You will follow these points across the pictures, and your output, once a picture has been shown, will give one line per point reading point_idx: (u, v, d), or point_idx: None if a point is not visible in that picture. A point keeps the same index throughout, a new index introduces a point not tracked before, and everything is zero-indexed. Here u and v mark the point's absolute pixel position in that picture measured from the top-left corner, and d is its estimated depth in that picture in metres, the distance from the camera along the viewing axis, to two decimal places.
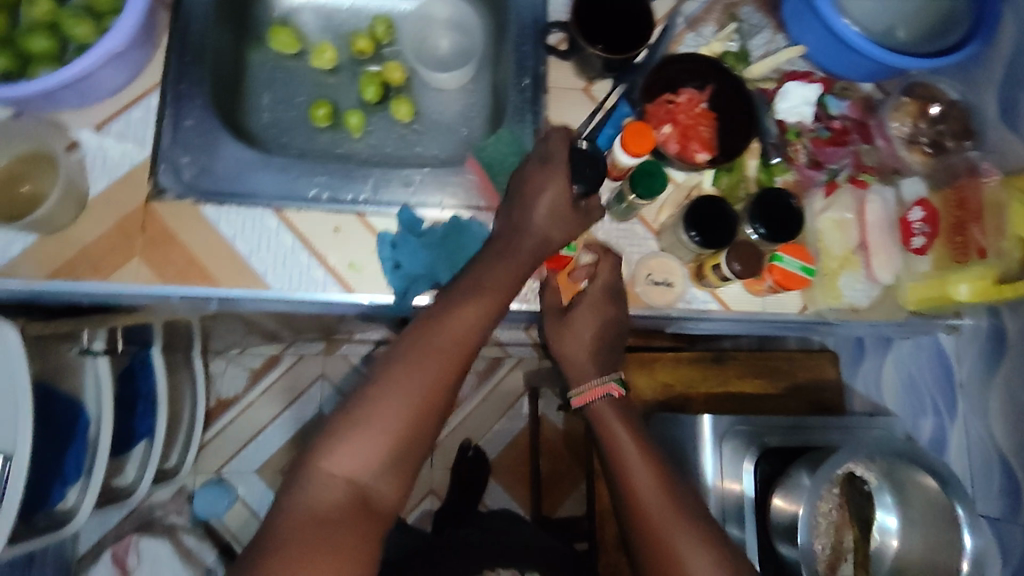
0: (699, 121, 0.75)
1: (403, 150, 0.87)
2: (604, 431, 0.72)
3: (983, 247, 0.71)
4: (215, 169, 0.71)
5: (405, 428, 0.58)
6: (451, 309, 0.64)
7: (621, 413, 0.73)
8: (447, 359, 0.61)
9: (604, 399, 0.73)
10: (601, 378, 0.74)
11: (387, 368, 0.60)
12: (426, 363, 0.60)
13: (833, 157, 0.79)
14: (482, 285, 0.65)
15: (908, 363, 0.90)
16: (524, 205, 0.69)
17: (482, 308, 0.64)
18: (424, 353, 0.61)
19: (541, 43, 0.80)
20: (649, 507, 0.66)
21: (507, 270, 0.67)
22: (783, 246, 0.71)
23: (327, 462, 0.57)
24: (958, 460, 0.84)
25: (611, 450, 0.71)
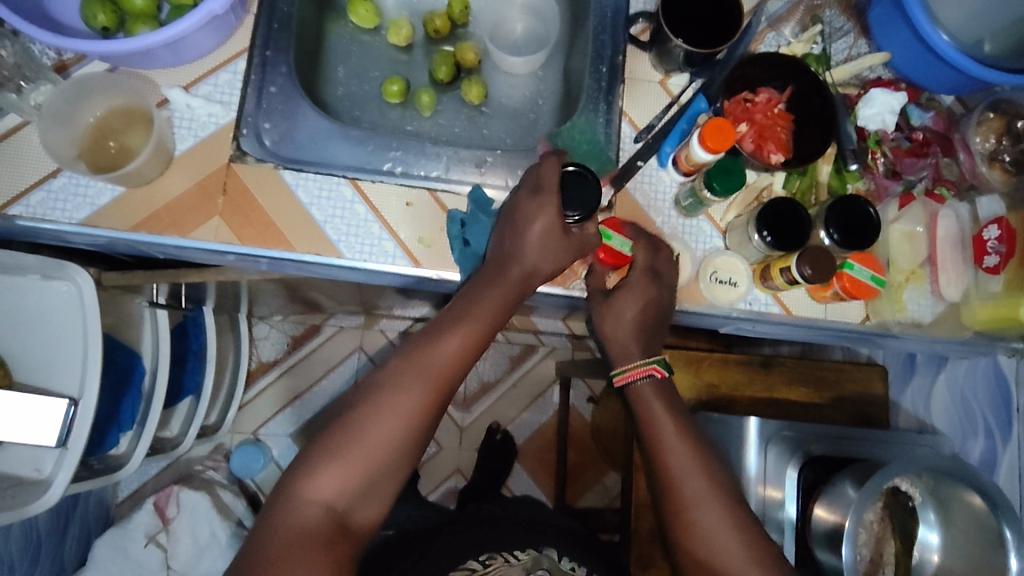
0: (777, 122, 0.74)
1: (471, 132, 0.88)
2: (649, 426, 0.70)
3: None
4: (296, 137, 0.73)
5: (376, 460, 0.60)
6: (434, 341, 0.63)
7: (667, 406, 0.71)
8: (423, 393, 0.61)
9: (645, 380, 0.71)
10: (643, 360, 0.72)
11: (369, 398, 0.61)
12: (400, 398, 0.61)
13: (912, 169, 0.77)
14: (466, 316, 0.65)
15: (961, 382, 0.89)
16: (516, 230, 0.67)
17: (466, 339, 0.64)
18: (399, 385, 0.61)
19: (621, 32, 0.79)
20: (693, 502, 0.66)
21: (498, 298, 0.66)
22: (853, 257, 0.71)
23: (309, 485, 0.58)
24: (1007, 481, 0.86)
25: (654, 453, 0.69)
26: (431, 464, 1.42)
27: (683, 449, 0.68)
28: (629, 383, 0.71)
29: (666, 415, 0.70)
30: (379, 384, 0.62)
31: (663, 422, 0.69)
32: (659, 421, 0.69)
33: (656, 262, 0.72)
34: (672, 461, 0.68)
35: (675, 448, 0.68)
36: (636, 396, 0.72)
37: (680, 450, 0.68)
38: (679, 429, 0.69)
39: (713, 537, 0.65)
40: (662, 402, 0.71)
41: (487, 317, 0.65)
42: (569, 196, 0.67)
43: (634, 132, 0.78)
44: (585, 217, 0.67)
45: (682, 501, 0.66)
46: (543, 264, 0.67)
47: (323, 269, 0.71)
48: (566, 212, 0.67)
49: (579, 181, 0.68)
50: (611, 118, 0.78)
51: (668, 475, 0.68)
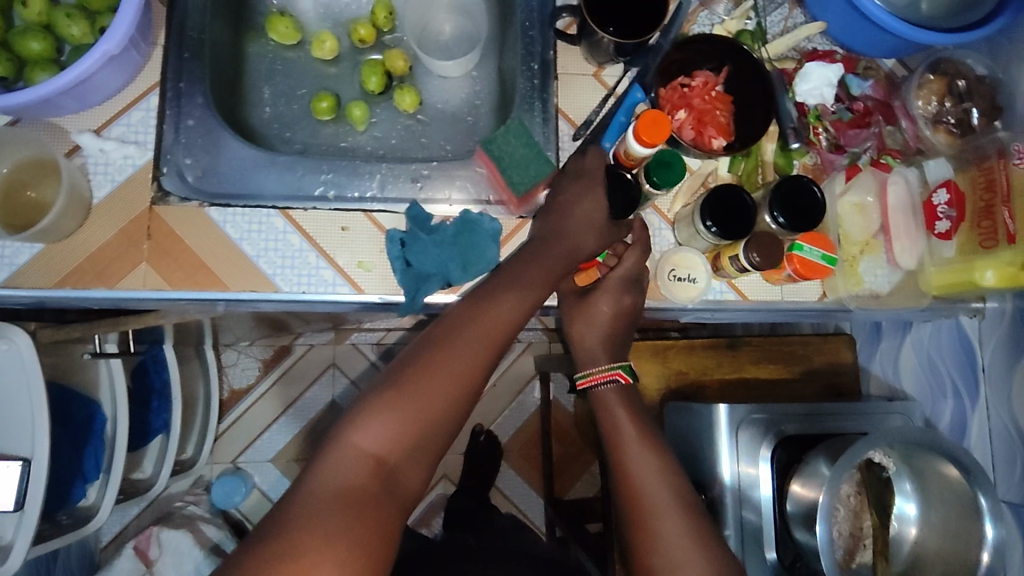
0: (716, 105, 0.73)
1: (408, 142, 0.85)
2: (611, 428, 0.70)
3: (1012, 232, 0.67)
4: (220, 169, 0.70)
5: (429, 418, 0.56)
6: (487, 303, 0.63)
7: (624, 401, 0.71)
8: (478, 352, 0.60)
9: (609, 385, 0.71)
10: (608, 364, 0.72)
11: (422, 354, 0.59)
12: (459, 354, 0.59)
13: (855, 140, 0.77)
14: (516, 284, 0.64)
15: (927, 346, 0.86)
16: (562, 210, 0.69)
17: (516, 306, 0.63)
18: (455, 342, 0.60)
19: (549, 27, 0.77)
20: (654, 511, 0.64)
21: (541, 271, 0.66)
22: (804, 236, 0.69)
23: (352, 443, 0.54)
24: (979, 446, 0.80)
25: (616, 460, 0.68)
26: None
27: (653, 458, 0.67)
28: (593, 385, 0.72)
29: (628, 419, 0.70)
30: (436, 341, 0.60)
31: (628, 432, 0.69)
32: (625, 428, 0.69)
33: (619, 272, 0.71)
34: (637, 474, 0.66)
35: (641, 463, 0.67)
36: (601, 403, 0.72)
37: (646, 464, 0.67)
38: (644, 439, 0.68)
39: (672, 550, 0.62)
40: (626, 411, 0.70)
41: (531, 290, 0.64)
42: (614, 194, 0.68)
43: (573, 129, 0.76)
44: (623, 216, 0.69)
45: (644, 509, 0.65)
46: (570, 250, 0.68)
47: (260, 304, 0.69)
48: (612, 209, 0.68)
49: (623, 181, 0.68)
50: (546, 117, 0.75)
51: (626, 476, 0.67)
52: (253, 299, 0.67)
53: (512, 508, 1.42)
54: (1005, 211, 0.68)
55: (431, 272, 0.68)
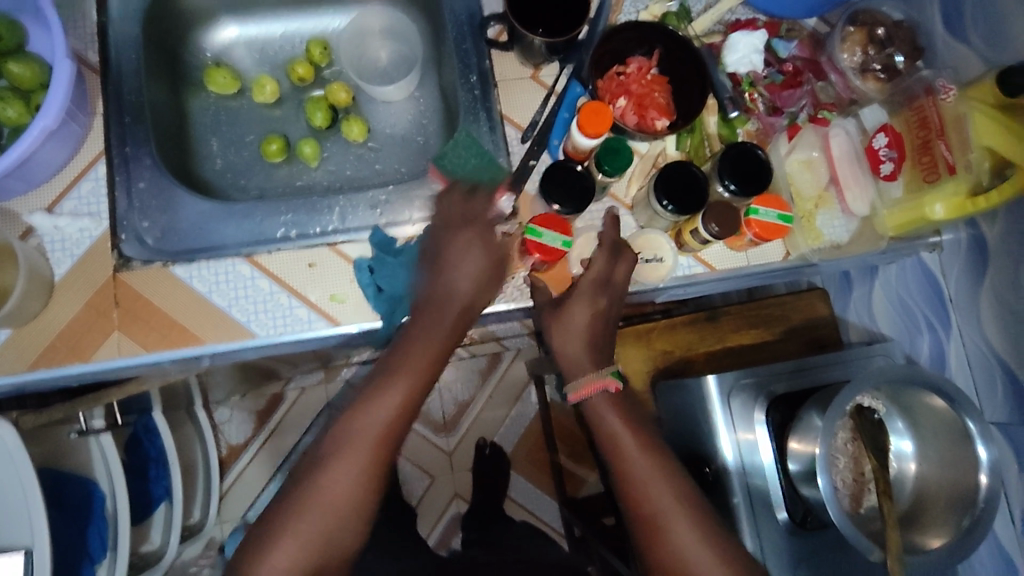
0: (653, 87, 0.74)
1: (363, 170, 0.86)
2: (608, 436, 0.69)
3: (952, 163, 0.70)
4: (179, 227, 0.71)
5: (331, 526, 0.59)
6: (376, 392, 0.63)
7: (617, 406, 0.70)
8: (369, 448, 0.61)
9: (602, 394, 0.70)
10: (598, 372, 0.70)
11: (317, 463, 0.61)
12: (377, 417, 0.62)
13: (790, 101, 0.79)
14: (401, 364, 0.64)
15: (895, 287, 0.88)
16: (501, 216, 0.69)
17: (406, 386, 0.63)
18: (347, 443, 0.61)
19: (481, 38, 0.79)
20: (660, 518, 0.65)
21: (433, 337, 0.65)
22: (758, 199, 0.71)
23: (267, 558, 0.57)
24: (960, 374, 0.81)
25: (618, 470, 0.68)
26: (426, 498, 1.38)
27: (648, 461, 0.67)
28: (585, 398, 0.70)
29: (624, 424, 0.69)
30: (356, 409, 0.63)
31: (625, 441, 0.68)
32: (621, 437, 0.68)
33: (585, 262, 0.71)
34: (637, 482, 0.67)
35: (638, 469, 0.67)
36: (592, 411, 0.71)
37: (647, 475, 0.66)
38: (641, 443, 0.68)
39: (692, 552, 0.63)
40: (619, 414, 0.70)
41: (420, 365, 0.64)
42: (559, 188, 0.70)
43: (520, 132, 0.77)
44: (567, 212, 0.70)
45: (650, 518, 0.65)
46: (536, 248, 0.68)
47: (239, 352, 0.69)
48: (553, 203, 0.70)
49: (571, 175, 0.70)
50: (493, 124, 0.77)
51: (632, 487, 0.67)
52: (231, 348, 0.67)
53: (523, 513, 1.40)
54: (941, 146, 0.71)
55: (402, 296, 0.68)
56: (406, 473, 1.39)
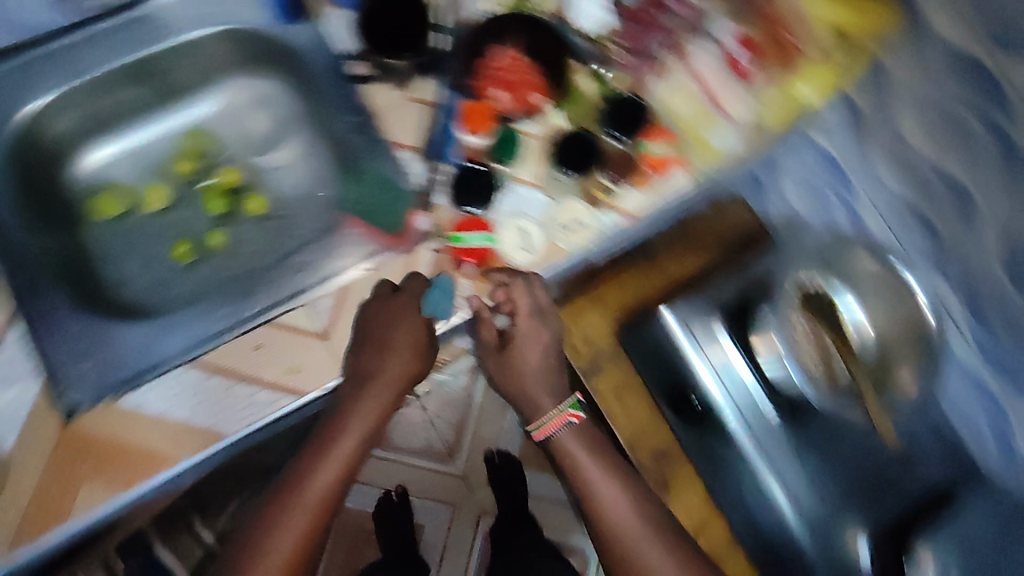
0: (522, 70, 0.77)
1: (277, 241, 0.84)
2: (573, 467, 0.77)
3: (800, 45, 0.76)
4: (115, 360, 0.68)
5: None
6: (317, 458, 0.69)
7: (581, 440, 0.77)
8: (307, 508, 0.67)
9: (564, 428, 0.77)
10: (557, 408, 0.77)
11: (257, 530, 0.66)
12: (325, 467, 0.69)
13: (646, 42, 0.80)
14: (344, 428, 0.70)
15: (802, 172, 0.94)
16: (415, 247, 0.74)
17: (348, 448, 0.70)
18: (286, 508, 0.67)
19: (345, 77, 0.79)
20: (629, 536, 0.74)
21: (374, 399, 0.70)
22: (645, 136, 0.78)
23: None
24: (880, 229, 0.86)
25: (584, 492, 0.76)
26: (454, 528, 1.39)
27: (610, 482, 0.75)
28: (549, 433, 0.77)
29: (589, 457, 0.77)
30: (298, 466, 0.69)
31: (588, 469, 0.76)
32: (589, 471, 0.76)
33: (511, 251, 0.75)
34: (605, 500, 0.75)
35: (607, 495, 0.75)
36: (556, 444, 0.77)
37: (619, 500, 0.75)
38: (609, 472, 0.76)
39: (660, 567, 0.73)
40: (581, 440, 0.77)
41: (363, 426, 0.70)
42: (467, 192, 0.74)
43: (416, 152, 0.78)
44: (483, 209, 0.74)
45: (617, 537, 0.74)
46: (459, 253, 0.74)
47: (214, 456, 0.68)
48: (465, 207, 0.74)
49: (477, 176, 0.74)
50: (385, 154, 0.77)
51: (598, 510, 0.75)
52: (205, 456, 0.66)
53: (550, 506, 1.42)
54: (790, 37, 0.76)
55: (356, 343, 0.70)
56: (427, 510, 1.39)
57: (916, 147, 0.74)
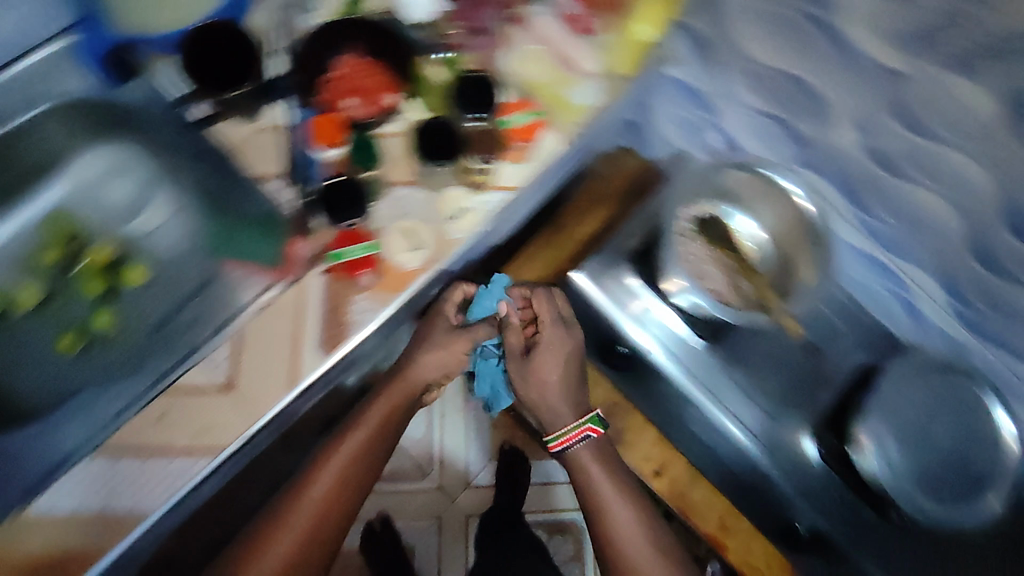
0: (365, 72, 0.74)
1: (164, 310, 0.78)
2: (586, 484, 0.86)
3: None
4: (12, 470, 0.65)
5: None
6: (310, 478, 0.77)
7: (595, 457, 0.86)
8: (303, 518, 0.74)
9: (581, 443, 0.86)
10: (575, 422, 0.85)
11: (250, 541, 0.73)
12: (318, 487, 0.76)
13: (479, 19, 0.78)
14: (339, 449, 0.79)
15: (671, 109, 0.96)
16: (302, 273, 0.71)
17: (341, 467, 0.78)
18: (282, 521, 0.74)
19: (187, 123, 0.76)
20: (623, 540, 0.83)
21: (368, 423, 0.81)
22: (503, 112, 0.77)
23: None
24: (751, 144, 0.88)
25: (590, 501, 0.85)
26: (445, 538, 1.40)
27: (620, 503, 0.84)
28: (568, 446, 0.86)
29: (601, 477, 0.85)
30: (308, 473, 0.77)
31: (598, 486, 0.85)
32: (602, 491, 0.84)
33: (402, 253, 0.72)
34: (615, 513, 0.84)
35: (616, 510, 0.84)
36: (575, 461, 0.87)
37: (622, 513, 0.84)
38: (619, 491, 0.85)
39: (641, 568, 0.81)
40: (599, 462, 0.86)
41: (358, 449, 0.79)
42: (337, 205, 0.70)
43: (280, 179, 0.74)
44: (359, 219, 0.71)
45: (614, 544, 0.83)
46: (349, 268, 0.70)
47: (144, 538, 0.64)
48: (341, 222, 0.70)
49: (341, 188, 0.70)
50: (250, 188, 0.74)
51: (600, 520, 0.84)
52: (132, 540, 0.62)
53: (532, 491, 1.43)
54: None
55: (265, 383, 0.67)
56: (413, 529, 1.40)
57: (760, 61, 0.77)
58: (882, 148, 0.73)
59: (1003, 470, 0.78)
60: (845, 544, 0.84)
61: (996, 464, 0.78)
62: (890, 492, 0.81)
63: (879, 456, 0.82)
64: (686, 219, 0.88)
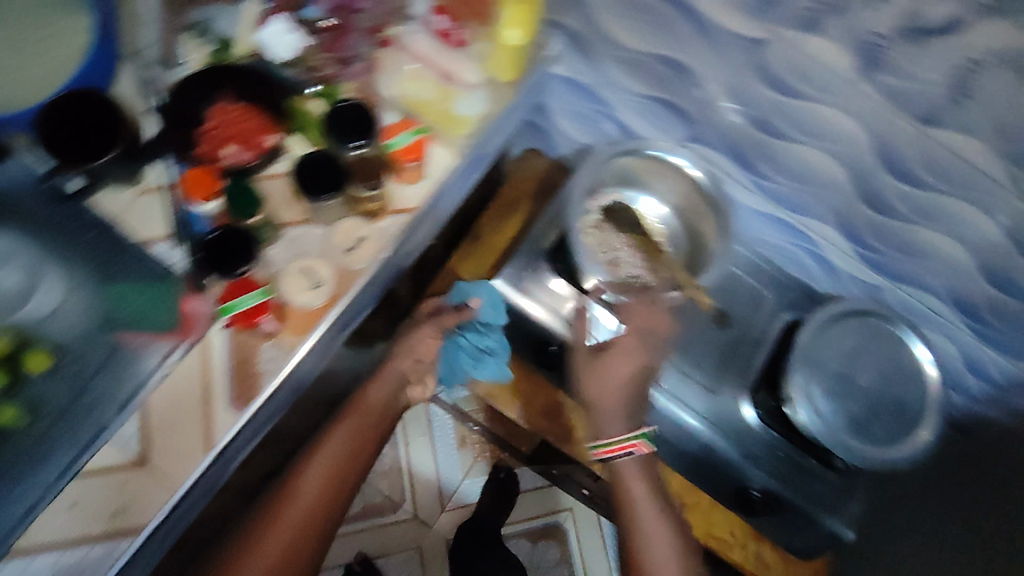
0: (243, 118, 0.72)
1: (79, 402, 0.67)
2: (622, 489, 0.81)
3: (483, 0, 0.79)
4: None
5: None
6: (303, 472, 0.76)
7: (639, 469, 0.81)
8: (302, 508, 0.72)
9: (627, 456, 0.80)
10: (629, 434, 0.79)
11: (246, 538, 0.70)
12: (311, 480, 0.75)
13: (349, 47, 0.77)
14: (328, 443, 0.79)
15: (566, 106, 0.97)
16: (200, 334, 0.69)
17: (331, 460, 0.77)
18: (279, 513, 0.72)
19: (56, 196, 0.69)
20: (652, 548, 0.76)
21: (359, 420, 0.83)
22: (386, 137, 0.75)
23: None
24: (643, 127, 0.90)
25: (625, 507, 0.79)
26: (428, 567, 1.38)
27: (658, 521, 0.78)
28: (613, 456, 0.80)
29: (639, 483, 0.80)
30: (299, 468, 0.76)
31: (635, 492, 0.80)
32: (638, 496, 0.79)
33: (300, 295, 0.70)
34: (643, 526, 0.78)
35: (649, 527, 0.77)
36: (620, 470, 0.81)
37: (648, 516, 0.78)
38: (653, 498, 0.80)
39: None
40: (641, 474, 0.81)
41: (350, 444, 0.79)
42: (220, 257, 0.67)
43: (172, 240, 0.72)
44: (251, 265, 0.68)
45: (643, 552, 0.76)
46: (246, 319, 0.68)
47: None
48: (232, 271, 0.67)
49: (223, 238, 0.67)
50: (139, 255, 0.71)
51: (633, 527, 0.78)
52: None
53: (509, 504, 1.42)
54: None
55: (178, 452, 0.66)
56: (394, 564, 1.38)
57: (629, 49, 0.78)
58: (760, 115, 0.75)
59: (925, 397, 0.80)
60: (804, 505, 0.86)
61: (918, 391, 0.80)
62: (828, 445, 0.77)
63: (810, 409, 0.78)
64: (595, 210, 0.89)
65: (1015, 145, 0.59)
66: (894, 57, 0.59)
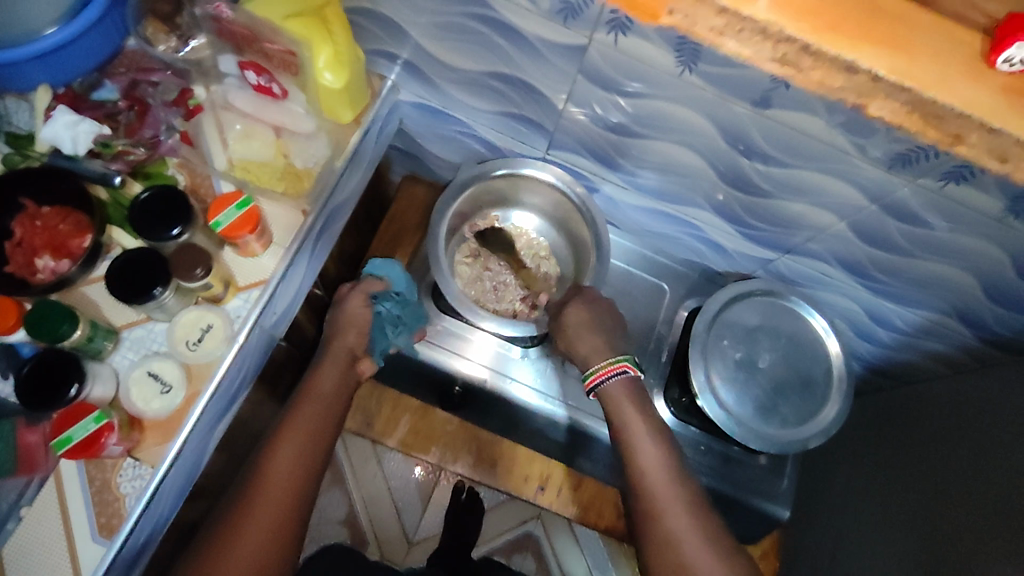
0: (50, 223, 0.66)
1: None
2: (619, 422, 0.71)
3: (287, 49, 0.67)
4: None
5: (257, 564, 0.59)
6: (277, 444, 0.66)
7: (632, 395, 0.73)
8: (282, 484, 0.63)
9: (617, 378, 0.73)
10: (613, 356, 0.74)
11: (220, 526, 0.61)
12: (289, 450, 0.65)
13: (157, 124, 0.71)
14: (300, 414, 0.69)
15: (426, 128, 0.91)
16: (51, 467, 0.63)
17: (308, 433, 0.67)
18: (259, 494, 0.62)
19: None
20: (666, 503, 0.65)
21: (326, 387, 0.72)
22: (210, 216, 0.67)
23: None
24: (502, 141, 0.87)
25: (626, 446, 0.70)
26: None
27: (662, 457, 0.68)
28: (601, 381, 0.73)
29: (638, 416, 0.71)
30: (247, 507, 0.61)
31: (639, 438, 0.69)
32: (640, 436, 0.69)
33: (152, 402, 0.65)
34: (651, 472, 0.67)
35: (643, 449, 0.69)
36: (611, 398, 0.73)
37: (659, 461, 0.68)
38: (661, 443, 0.70)
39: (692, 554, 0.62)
40: (633, 401, 0.72)
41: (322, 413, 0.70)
42: (45, 386, 0.61)
43: None
44: (81, 387, 0.62)
45: (653, 509, 0.65)
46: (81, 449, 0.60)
47: None
48: (63, 395, 0.61)
49: (44, 367, 0.61)
50: None
51: (641, 475, 0.67)
52: None
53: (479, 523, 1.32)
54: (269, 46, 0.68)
55: None
56: None
57: (467, 71, 0.73)
58: (609, 119, 0.71)
59: (828, 367, 0.80)
60: (734, 493, 0.86)
61: (823, 365, 0.80)
62: (740, 438, 0.76)
63: (716, 403, 0.76)
64: (470, 235, 0.88)
65: (847, 116, 0.56)
66: (712, 48, 0.55)
